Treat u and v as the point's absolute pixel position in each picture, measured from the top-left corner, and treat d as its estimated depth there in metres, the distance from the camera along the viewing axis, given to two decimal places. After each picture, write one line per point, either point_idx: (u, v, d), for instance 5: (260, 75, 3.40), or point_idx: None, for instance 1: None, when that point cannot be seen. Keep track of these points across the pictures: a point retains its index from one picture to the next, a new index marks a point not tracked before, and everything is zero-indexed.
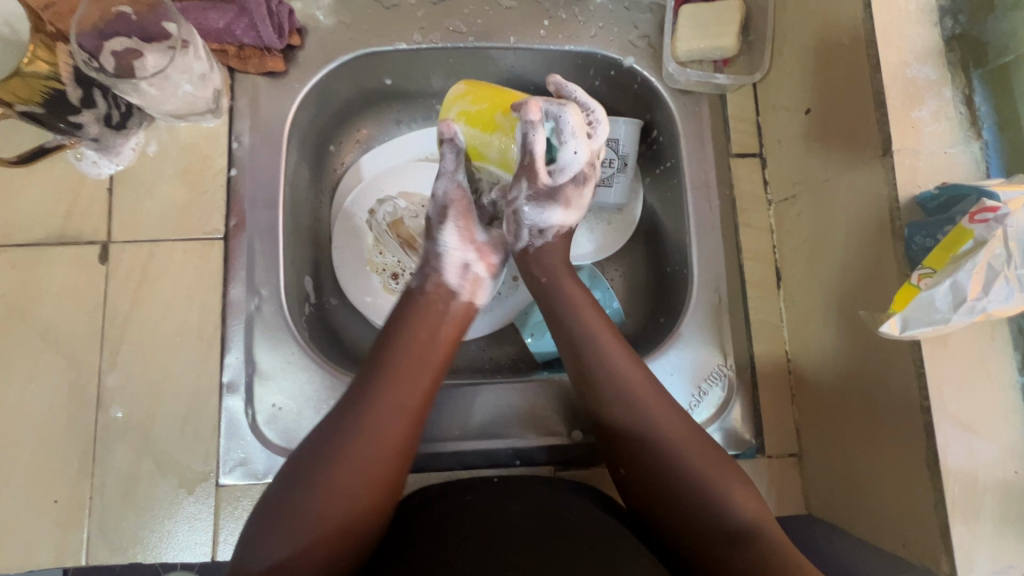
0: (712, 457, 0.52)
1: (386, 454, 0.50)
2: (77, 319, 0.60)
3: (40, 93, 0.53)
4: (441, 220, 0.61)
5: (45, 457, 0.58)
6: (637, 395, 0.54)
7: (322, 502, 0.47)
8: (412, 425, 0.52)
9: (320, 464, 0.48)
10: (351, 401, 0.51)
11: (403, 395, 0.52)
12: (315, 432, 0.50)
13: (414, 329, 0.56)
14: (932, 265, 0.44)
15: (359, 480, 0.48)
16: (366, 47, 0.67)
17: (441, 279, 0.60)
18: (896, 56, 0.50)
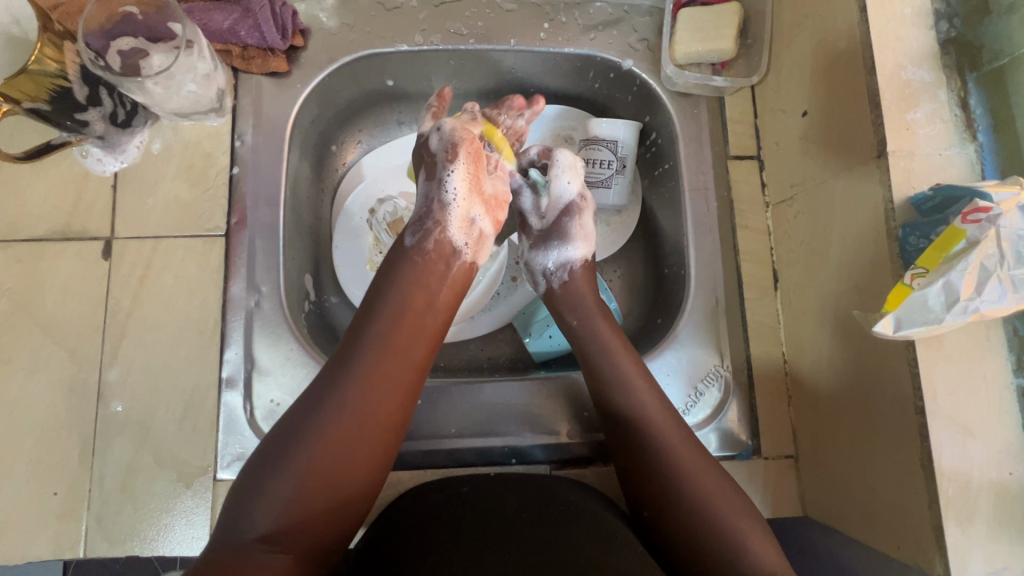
0: (683, 451, 0.55)
1: (377, 424, 0.50)
2: (80, 314, 0.61)
3: (46, 91, 0.54)
4: (450, 159, 0.59)
5: (46, 450, 0.58)
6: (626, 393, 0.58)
7: (311, 472, 0.47)
8: (403, 397, 0.52)
9: (305, 435, 0.48)
10: (339, 371, 0.51)
11: (394, 367, 0.51)
12: (304, 400, 0.50)
13: (407, 296, 0.55)
14: (925, 265, 0.45)
15: (347, 452, 0.48)
16: (368, 49, 0.68)
17: (442, 237, 0.59)
18: (892, 59, 0.50)
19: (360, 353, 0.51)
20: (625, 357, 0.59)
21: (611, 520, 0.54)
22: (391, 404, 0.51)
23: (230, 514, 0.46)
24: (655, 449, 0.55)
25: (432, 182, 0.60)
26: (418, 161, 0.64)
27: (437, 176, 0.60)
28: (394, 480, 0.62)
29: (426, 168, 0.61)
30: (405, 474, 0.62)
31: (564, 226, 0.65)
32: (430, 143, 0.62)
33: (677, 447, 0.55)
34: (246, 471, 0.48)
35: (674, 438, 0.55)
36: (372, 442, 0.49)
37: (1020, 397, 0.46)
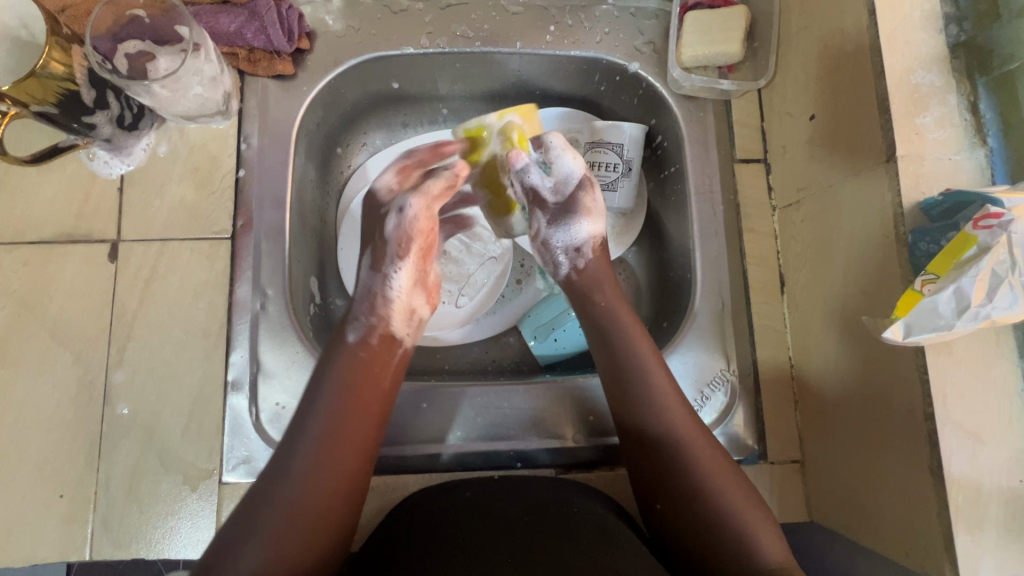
0: (702, 450, 0.55)
1: (354, 456, 0.51)
2: (86, 317, 0.61)
3: (54, 94, 0.54)
4: (398, 251, 0.62)
5: (52, 452, 0.58)
6: (652, 406, 0.56)
7: (295, 508, 0.47)
8: (375, 429, 0.54)
9: (271, 497, 0.48)
10: (292, 438, 0.51)
11: (348, 430, 0.52)
12: (265, 468, 0.50)
13: (357, 364, 0.55)
14: (935, 271, 0.44)
15: (309, 511, 0.48)
16: (374, 52, 0.68)
17: (386, 326, 0.59)
18: (901, 63, 0.50)
19: (331, 392, 0.53)
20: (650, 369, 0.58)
21: (614, 522, 0.54)
22: (364, 438, 0.52)
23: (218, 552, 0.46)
24: (677, 446, 0.55)
25: (376, 275, 0.62)
26: (368, 235, 0.65)
27: (381, 268, 0.62)
28: (400, 484, 0.62)
29: (372, 243, 0.64)
30: (410, 478, 0.62)
31: (580, 200, 0.67)
32: (383, 227, 0.63)
33: (697, 444, 0.55)
34: (236, 511, 0.48)
35: (694, 436, 0.55)
36: (352, 475, 0.50)
37: None
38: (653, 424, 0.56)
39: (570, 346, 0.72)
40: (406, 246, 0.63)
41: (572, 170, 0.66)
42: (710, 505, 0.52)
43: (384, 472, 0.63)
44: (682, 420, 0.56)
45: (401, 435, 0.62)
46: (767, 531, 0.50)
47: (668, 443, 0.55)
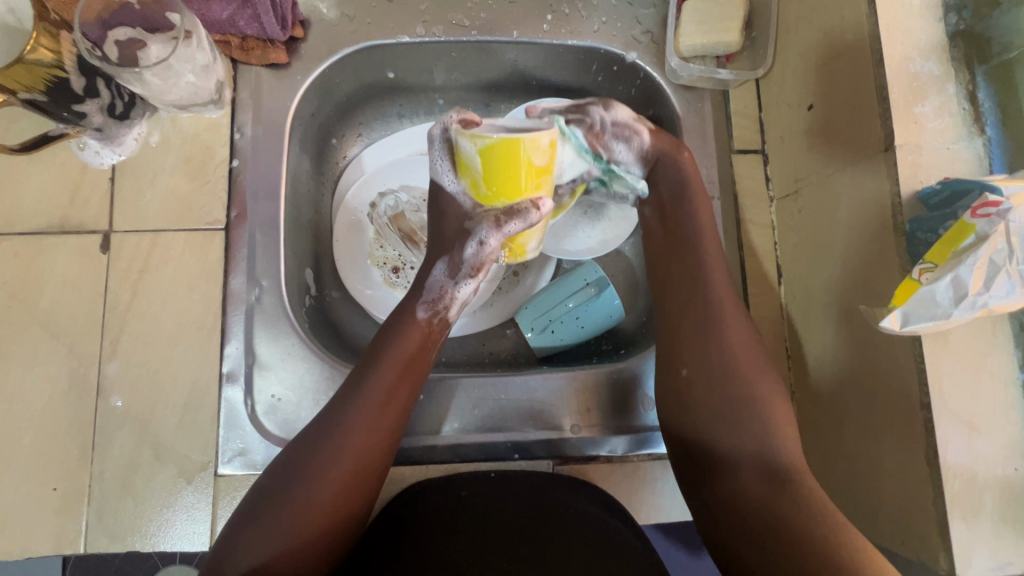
0: (756, 371, 0.57)
1: (372, 466, 0.52)
2: (78, 309, 0.60)
3: (43, 81, 0.53)
4: (473, 273, 0.62)
5: (45, 445, 0.58)
6: (714, 346, 0.58)
7: (308, 513, 0.48)
8: (394, 441, 0.54)
9: (297, 480, 0.50)
10: (324, 424, 0.52)
11: (375, 425, 0.53)
12: (293, 447, 0.52)
13: (393, 356, 0.56)
14: (934, 260, 0.44)
15: (326, 498, 0.49)
16: (369, 40, 0.67)
17: (448, 317, 0.62)
18: (900, 52, 0.50)
19: (366, 396, 0.53)
20: (717, 302, 0.59)
21: (610, 524, 0.54)
22: (383, 450, 0.53)
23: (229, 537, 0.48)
24: (744, 373, 0.57)
25: (438, 280, 0.62)
26: (442, 234, 0.62)
27: (456, 279, 0.62)
28: (395, 475, 0.62)
29: (450, 253, 0.62)
30: (406, 470, 0.62)
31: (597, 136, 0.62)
32: (465, 247, 0.60)
33: (747, 369, 0.57)
34: (250, 497, 0.51)
35: (747, 364, 0.57)
36: (360, 486, 0.51)
37: None
38: (716, 351, 0.58)
39: (569, 337, 0.71)
40: (481, 269, 0.62)
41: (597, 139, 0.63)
42: (746, 419, 0.55)
43: None
44: (743, 344, 0.58)
45: None
46: (789, 438, 0.54)
47: (723, 374, 0.57)
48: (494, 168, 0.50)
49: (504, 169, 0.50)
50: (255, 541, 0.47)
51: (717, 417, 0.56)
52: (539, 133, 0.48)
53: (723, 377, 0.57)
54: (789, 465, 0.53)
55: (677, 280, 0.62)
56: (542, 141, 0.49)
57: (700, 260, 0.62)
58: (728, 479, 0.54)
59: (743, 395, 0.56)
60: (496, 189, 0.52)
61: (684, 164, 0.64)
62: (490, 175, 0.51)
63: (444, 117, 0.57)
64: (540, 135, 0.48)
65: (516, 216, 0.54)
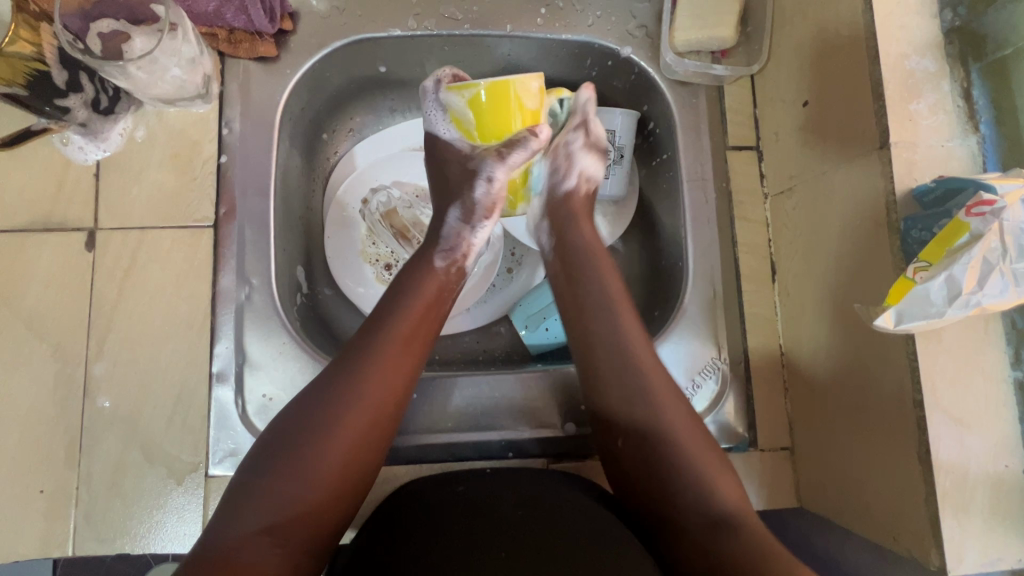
0: (668, 400, 0.55)
1: (385, 418, 0.51)
2: (63, 308, 0.59)
3: (23, 74, 0.51)
4: (486, 216, 0.64)
5: (30, 448, 0.56)
6: (618, 367, 0.56)
7: (314, 470, 0.47)
8: (405, 394, 0.53)
9: (302, 442, 0.48)
10: (328, 385, 0.51)
11: (383, 385, 0.51)
12: (294, 408, 0.50)
13: (401, 315, 0.55)
14: (928, 259, 0.44)
15: (337, 462, 0.48)
16: (359, 34, 0.66)
17: (463, 265, 0.63)
18: (896, 48, 0.50)
19: (372, 353, 0.52)
20: (619, 310, 0.59)
21: (611, 522, 0.53)
22: (393, 401, 0.52)
23: (226, 505, 0.46)
24: (659, 436, 0.53)
25: (461, 228, 0.64)
26: (449, 183, 0.64)
27: (472, 224, 0.64)
28: (389, 475, 0.62)
29: (461, 197, 0.64)
30: (400, 470, 0.62)
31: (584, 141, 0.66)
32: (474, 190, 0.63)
33: (675, 420, 0.54)
34: (249, 459, 0.49)
35: (665, 396, 0.55)
36: (367, 444, 0.50)
37: (1018, 390, 0.46)
38: (623, 370, 0.56)
39: (563, 335, 0.71)
40: (493, 212, 0.65)
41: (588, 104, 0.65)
42: (677, 472, 0.52)
43: None
44: (683, 426, 0.54)
45: None
46: (711, 463, 0.52)
47: (651, 443, 0.53)
48: (483, 119, 0.59)
49: (493, 116, 0.58)
50: (256, 504, 0.46)
51: (649, 458, 0.53)
52: (529, 74, 0.55)
53: (639, 431, 0.54)
54: (724, 511, 0.50)
55: (592, 323, 0.58)
56: (530, 84, 0.56)
57: (604, 309, 0.59)
58: (682, 533, 0.50)
59: (642, 424, 0.54)
60: (495, 127, 0.59)
61: (589, 240, 0.64)
62: (481, 124, 0.60)
63: (434, 73, 0.63)
64: (531, 78, 0.56)
65: (517, 147, 0.59)
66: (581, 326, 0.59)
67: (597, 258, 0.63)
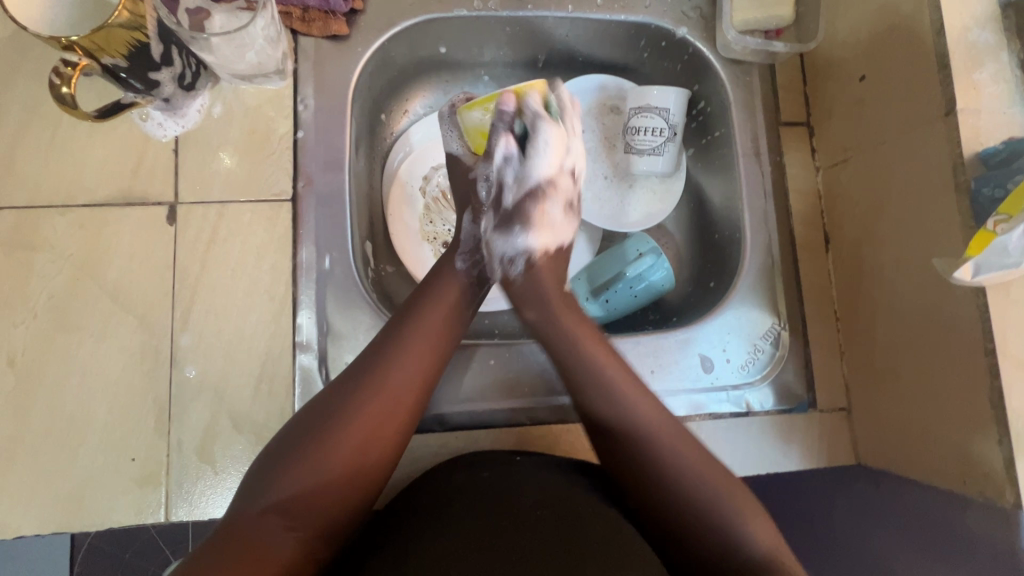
0: (662, 434, 0.54)
1: (403, 413, 0.52)
2: (147, 281, 0.60)
3: (126, 46, 0.51)
4: (508, 203, 0.63)
5: (119, 416, 0.57)
6: (605, 397, 0.55)
7: (332, 456, 0.49)
8: (426, 391, 0.55)
9: (324, 428, 0.50)
10: (355, 374, 0.53)
11: (401, 382, 0.53)
12: (327, 392, 0.53)
13: (424, 315, 0.57)
14: (1007, 212, 0.46)
15: (356, 448, 0.50)
16: (426, 14, 0.68)
17: (487, 262, 0.63)
18: (959, 21, 0.53)
19: (396, 349, 0.54)
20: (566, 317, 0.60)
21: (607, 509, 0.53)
22: (411, 399, 0.53)
23: (252, 480, 0.49)
24: (656, 453, 0.53)
25: (479, 231, 0.65)
26: (462, 194, 0.68)
27: (486, 219, 0.65)
28: (472, 441, 0.63)
29: (472, 200, 0.66)
30: (482, 434, 0.63)
31: (534, 214, 0.62)
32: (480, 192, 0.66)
33: (663, 435, 0.54)
34: (275, 440, 0.51)
35: (634, 399, 0.55)
36: (385, 435, 0.51)
37: None
38: (613, 406, 0.55)
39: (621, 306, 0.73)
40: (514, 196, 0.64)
41: (544, 166, 0.61)
42: (700, 510, 0.51)
43: (458, 429, 0.63)
44: (692, 459, 0.53)
45: (473, 393, 0.64)
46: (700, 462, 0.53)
47: (654, 470, 0.53)
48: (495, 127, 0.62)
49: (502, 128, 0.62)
50: (277, 483, 0.47)
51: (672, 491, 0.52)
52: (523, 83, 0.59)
53: (663, 471, 0.53)
54: (761, 550, 0.50)
55: (583, 368, 0.57)
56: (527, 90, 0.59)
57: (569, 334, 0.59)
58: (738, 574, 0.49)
59: (647, 461, 0.53)
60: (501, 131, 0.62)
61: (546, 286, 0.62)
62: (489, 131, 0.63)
63: (451, 100, 0.69)
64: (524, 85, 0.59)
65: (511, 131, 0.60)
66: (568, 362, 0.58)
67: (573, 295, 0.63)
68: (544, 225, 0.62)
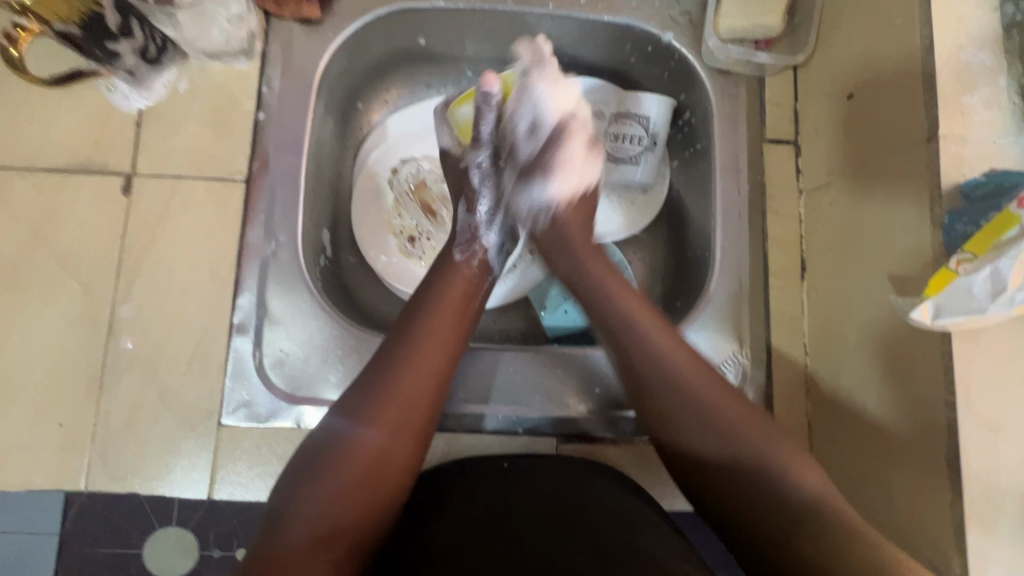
0: (700, 376, 0.52)
1: (414, 426, 0.50)
2: (95, 250, 0.60)
3: (78, 15, 0.52)
4: (490, 202, 0.65)
5: (53, 380, 0.58)
6: (630, 336, 0.55)
7: (356, 472, 0.46)
8: (437, 396, 0.52)
9: (345, 445, 0.47)
10: (365, 387, 0.50)
11: (419, 384, 0.51)
12: (337, 410, 0.49)
13: (434, 317, 0.55)
14: (973, 250, 0.42)
15: (383, 462, 0.47)
16: (403, 4, 0.67)
17: (485, 256, 0.63)
18: (952, 40, 0.48)
19: (406, 354, 0.52)
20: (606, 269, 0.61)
21: (631, 502, 0.52)
22: (429, 402, 0.51)
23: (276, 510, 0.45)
24: (682, 390, 0.52)
25: (476, 218, 0.65)
26: (456, 185, 0.68)
27: (477, 212, 0.65)
28: None
29: (465, 193, 0.66)
30: None
31: (553, 160, 0.64)
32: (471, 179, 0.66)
33: (688, 372, 0.52)
34: (291, 469, 0.47)
35: (653, 329, 0.55)
36: (409, 442, 0.49)
37: None
38: (647, 354, 0.54)
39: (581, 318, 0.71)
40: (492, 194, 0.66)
41: (551, 111, 0.63)
42: (734, 449, 0.49)
43: None
44: (722, 399, 0.51)
45: None
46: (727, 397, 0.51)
47: (693, 404, 0.51)
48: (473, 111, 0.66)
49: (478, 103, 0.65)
50: (306, 510, 0.44)
51: (697, 430, 0.51)
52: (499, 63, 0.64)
53: (690, 414, 0.51)
54: (804, 501, 0.46)
55: (605, 305, 0.58)
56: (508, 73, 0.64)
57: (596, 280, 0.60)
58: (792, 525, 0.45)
59: (676, 398, 0.52)
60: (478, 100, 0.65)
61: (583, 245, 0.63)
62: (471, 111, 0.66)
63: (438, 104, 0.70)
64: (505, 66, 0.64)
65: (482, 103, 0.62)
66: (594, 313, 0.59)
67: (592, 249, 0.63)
68: (566, 170, 0.64)
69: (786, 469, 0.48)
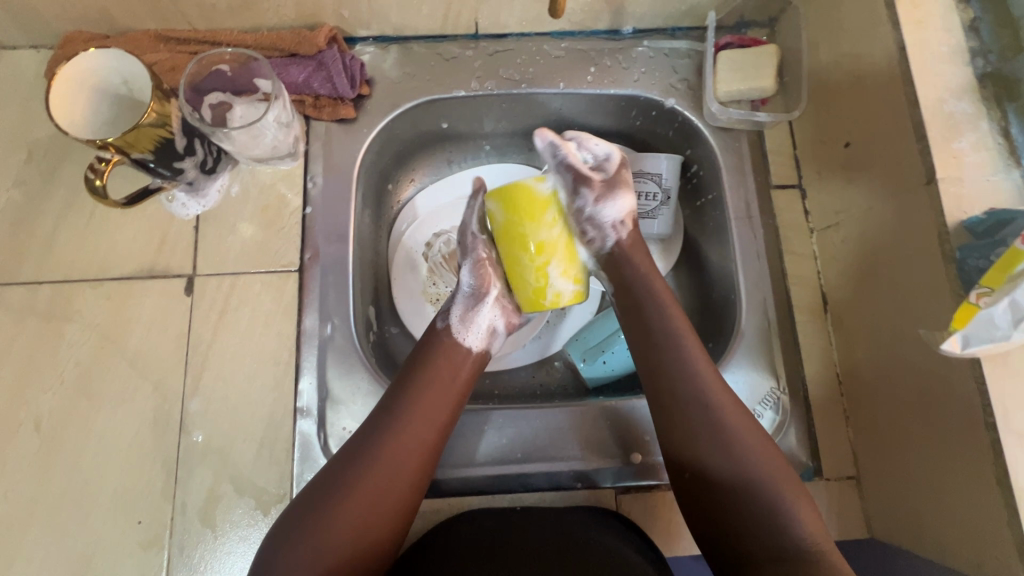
0: (742, 427, 0.56)
1: (397, 489, 0.53)
2: (164, 350, 0.64)
3: (152, 142, 0.58)
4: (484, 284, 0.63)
5: (131, 479, 0.60)
6: (692, 385, 0.57)
7: (332, 540, 0.49)
8: (418, 467, 0.54)
9: (323, 511, 0.50)
10: (351, 457, 0.53)
11: (399, 459, 0.53)
12: (323, 477, 0.53)
13: (419, 388, 0.57)
14: (990, 284, 0.47)
15: (359, 531, 0.50)
16: (428, 95, 0.74)
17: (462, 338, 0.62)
18: (934, 94, 0.54)
19: (389, 426, 0.55)
20: (668, 308, 0.62)
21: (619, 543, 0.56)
22: (408, 475, 0.53)
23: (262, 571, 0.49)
24: (727, 445, 0.55)
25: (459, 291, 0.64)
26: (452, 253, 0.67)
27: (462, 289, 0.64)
28: (463, 505, 0.63)
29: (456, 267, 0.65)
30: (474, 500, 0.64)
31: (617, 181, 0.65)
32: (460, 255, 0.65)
33: (738, 429, 0.55)
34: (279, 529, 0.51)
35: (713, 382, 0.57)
36: (383, 511, 0.51)
37: None
38: (699, 398, 0.57)
39: (620, 366, 0.74)
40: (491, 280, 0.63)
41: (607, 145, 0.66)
42: (761, 504, 0.52)
43: (450, 494, 0.64)
44: (761, 452, 0.55)
45: (464, 458, 0.64)
46: (760, 449, 0.55)
47: (737, 466, 0.54)
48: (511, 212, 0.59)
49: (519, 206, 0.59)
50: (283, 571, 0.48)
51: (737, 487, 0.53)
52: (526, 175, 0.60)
53: (733, 477, 0.54)
54: (802, 542, 0.50)
55: (670, 350, 0.59)
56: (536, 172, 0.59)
57: (664, 321, 0.61)
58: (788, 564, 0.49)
59: (720, 450, 0.55)
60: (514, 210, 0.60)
61: (649, 278, 0.64)
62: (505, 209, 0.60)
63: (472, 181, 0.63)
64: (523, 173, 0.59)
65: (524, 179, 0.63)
66: (652, 361, 0.60)
67: (657, 290, 0.63)
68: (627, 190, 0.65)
69: (781, 510, 0.52)
